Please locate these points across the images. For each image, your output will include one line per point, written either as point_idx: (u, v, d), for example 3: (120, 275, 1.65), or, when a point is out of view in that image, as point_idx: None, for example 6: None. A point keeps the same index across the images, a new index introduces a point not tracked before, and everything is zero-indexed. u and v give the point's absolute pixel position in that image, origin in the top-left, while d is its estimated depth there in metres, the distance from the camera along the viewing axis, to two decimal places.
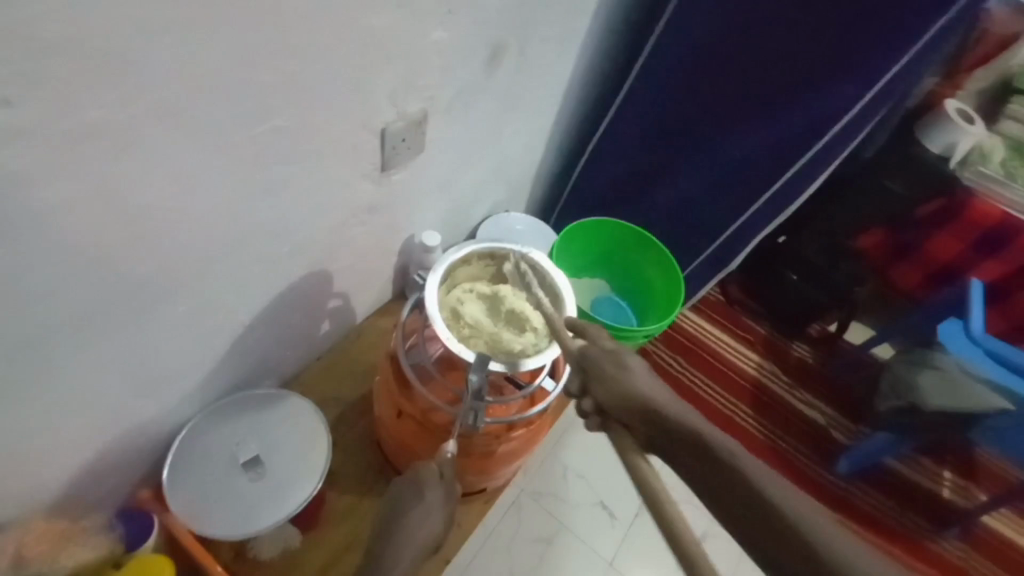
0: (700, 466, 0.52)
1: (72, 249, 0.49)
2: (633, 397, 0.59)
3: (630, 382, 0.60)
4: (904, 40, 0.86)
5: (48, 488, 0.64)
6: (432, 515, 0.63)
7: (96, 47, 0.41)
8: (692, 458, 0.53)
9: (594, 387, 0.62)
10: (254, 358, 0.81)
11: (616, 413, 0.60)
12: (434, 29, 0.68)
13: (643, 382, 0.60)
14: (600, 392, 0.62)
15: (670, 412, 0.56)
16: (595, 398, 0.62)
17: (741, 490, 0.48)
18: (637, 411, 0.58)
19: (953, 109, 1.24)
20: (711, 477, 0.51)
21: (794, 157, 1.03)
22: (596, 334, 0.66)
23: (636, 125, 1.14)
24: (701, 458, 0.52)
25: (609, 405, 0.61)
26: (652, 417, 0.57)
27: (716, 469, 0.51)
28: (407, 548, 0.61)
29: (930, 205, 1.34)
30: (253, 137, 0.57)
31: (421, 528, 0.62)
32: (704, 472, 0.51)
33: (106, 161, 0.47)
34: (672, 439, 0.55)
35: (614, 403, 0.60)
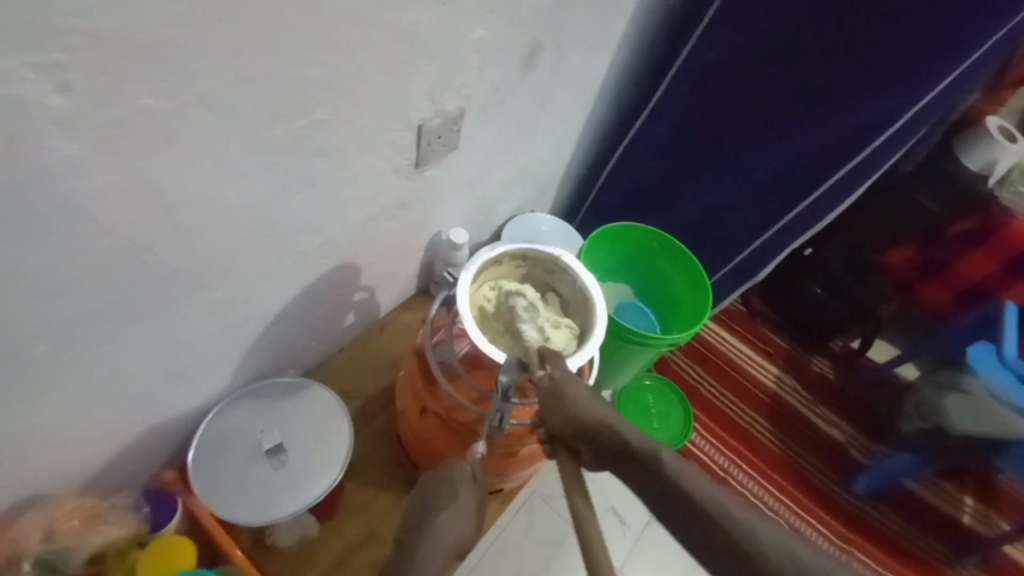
0: (662, 495, 0.52)
1: (116, 234, 0.50)
2: (584, 425, 0.57)
3: (578, 411, 0.57)
4: (954, 53, 0.84)
5: (77, 466, 0.65)
6: (463, 513, 0.62)
7: (153, 35, 0.41)
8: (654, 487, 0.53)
9: (544, 417, 0.59)
10: (280, 347, 0.82)
11: (565, 440, 0.58)
12: (476, 27, 0.68)
13: (593, 406, 0.57)
14: (549, 422, 0.59)
15: (627, 438, 0.55)
16: (549, 428, 0.59)
17: (705, 520, 0.49)
18: (594, 440, 0.57)
19: (995, 126, 1.21)
20: (673, 506, 0.51)
21: (831, 169, 1.01)
22: (549, 356, 0.63)
23: (668, 131, 1.13)
24: (663, 487, 0.52)
25: (563, 434, 0.58)
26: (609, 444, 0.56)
27: (678, 498, 0.51)
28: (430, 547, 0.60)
29: (963, 223, 1.31)
30: (294, 129, 0.57)
31: (452, 531, 0.61)
32: (669, 502, 0.51)
33: (155, 148, 0.47)
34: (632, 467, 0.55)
35: (568, 433, 0.57)
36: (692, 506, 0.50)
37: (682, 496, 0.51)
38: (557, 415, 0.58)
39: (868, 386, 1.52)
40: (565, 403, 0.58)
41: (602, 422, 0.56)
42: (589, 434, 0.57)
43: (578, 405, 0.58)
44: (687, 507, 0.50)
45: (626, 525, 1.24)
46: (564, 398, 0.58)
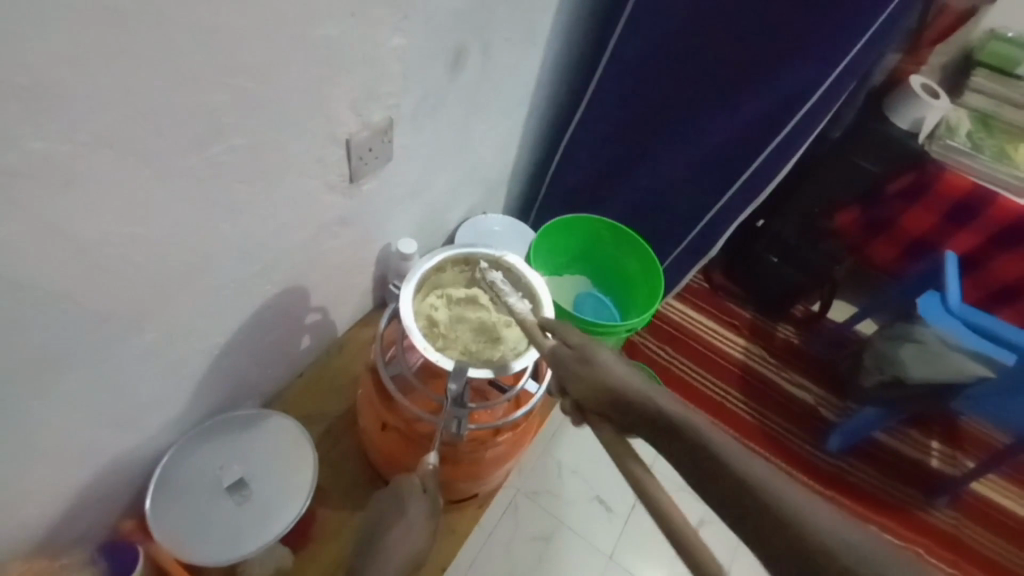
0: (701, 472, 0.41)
1: (29, 287, 0.48)
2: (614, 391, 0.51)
3: (600, 372, 0.53)
4: (864, 19, 0.86)
5: (23, 528, 0.63)
6: (416, 526, 0.64)
7: (33, 80, 0.40)
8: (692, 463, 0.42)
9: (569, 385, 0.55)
10: (233, 379, 0.80)
11: (591, 406, 0.53)
12: (391, 36, 0.67)
13: (616, 366, 0.53)
14: (573, 387, 0.54)
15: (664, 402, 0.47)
16: (573, 396, 0.54)
17: (737, 494, 0.39)
18: (618, 407, 0.50)
19: (919, 84, 1.24)
20: (705, 477, 0.41)
21: (764, 142, 1.04)
22: (568, 332, 0.59)
23: (606, 119, 1.14)
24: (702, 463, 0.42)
25: (587, 400, 0.53)
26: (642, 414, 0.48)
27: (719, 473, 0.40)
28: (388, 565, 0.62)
29: (900, 180, 1.36)
30: (209, 158, 0.56)
31: (402, 547, 0.64)
32: (709, 481, 0.41)
33: (55, 194, 0.46)
34: (665, 439, 0.45)
35: (588, 396, 0.53)
36: (731, 477, 0.39)
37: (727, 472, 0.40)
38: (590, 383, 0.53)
39: (831, 347, 1.57)
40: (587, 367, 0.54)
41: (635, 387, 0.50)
42: (614, 400, 0.50)
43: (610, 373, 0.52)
44: (733, 488, 0.39)
45: (612, 512, 1.26)
46: (588, 362, 0.54)
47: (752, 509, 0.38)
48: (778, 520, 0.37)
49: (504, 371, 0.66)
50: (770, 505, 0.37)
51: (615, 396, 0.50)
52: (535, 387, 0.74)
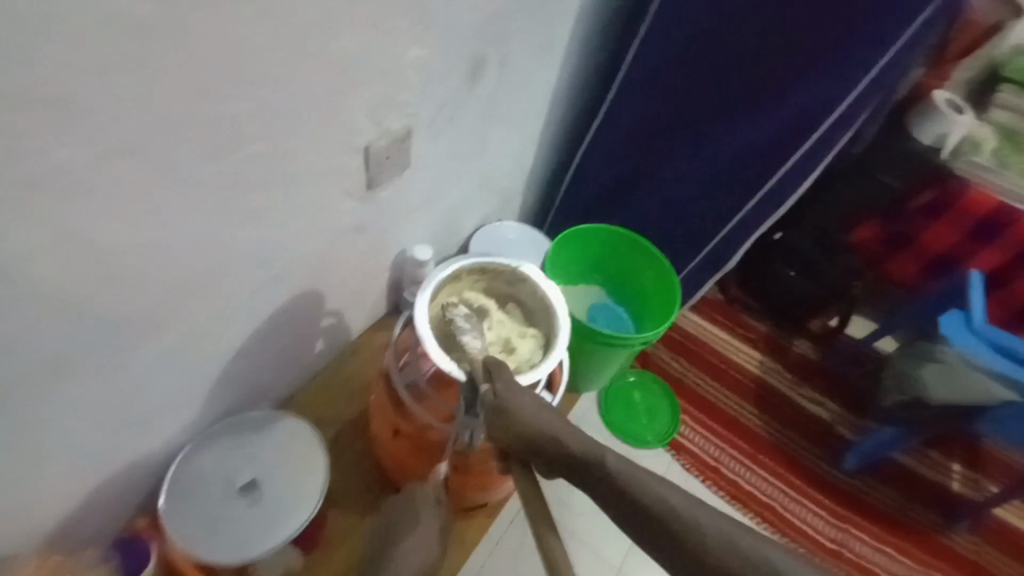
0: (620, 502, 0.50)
1: (53, 288, 0.49)
2: (535, 437, 0.54)
3: (516, 420, 0.55)
4: (887, 34, 0.85)
5: (40, 524, 0.64)
6: (426, 535, 0.65)
7: (63, 89, 0.41)
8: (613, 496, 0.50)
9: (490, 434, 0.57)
10: (246, 381, 0.81)
11: (514, 453, 0.56)
12: (411, 47, 0.68)
13: (536, 415, 0.55)
14: (494, 437, 0.56)
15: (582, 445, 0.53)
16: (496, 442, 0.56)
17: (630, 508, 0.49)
18: (545, 453, 0.55)
19: (942, 100, 1.23)
20: (607, 500, 0.51)
21: (782, 155, 1.03)
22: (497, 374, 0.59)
23: (623, 130, 1.14)
24: (619, 496, 0.50)
25: (512, 450, 0.56)
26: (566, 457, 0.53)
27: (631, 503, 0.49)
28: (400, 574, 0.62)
29: (922, 196, 1.34)
30: (231, 165, 0.57)
31: (414, 555, 0.64)
32: (622, 509, 0.50)
33: (78, 200, 0.47)
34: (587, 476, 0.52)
35: (511, 442, 0.55)
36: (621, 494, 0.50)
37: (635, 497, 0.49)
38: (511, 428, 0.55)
39: (850, 363, 1.53)
40: (506, 415, 0.55)
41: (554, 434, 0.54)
42: (539, 446, 0.54)
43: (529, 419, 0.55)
44: (635, 508, 0.49)
45: (622, 524, 1.24)
46: (505, 411, 0.56)
47: (658, 526, 0.48)
48: (672, 532, 0.47)
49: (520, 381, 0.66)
50: (679, 526, 0.47)
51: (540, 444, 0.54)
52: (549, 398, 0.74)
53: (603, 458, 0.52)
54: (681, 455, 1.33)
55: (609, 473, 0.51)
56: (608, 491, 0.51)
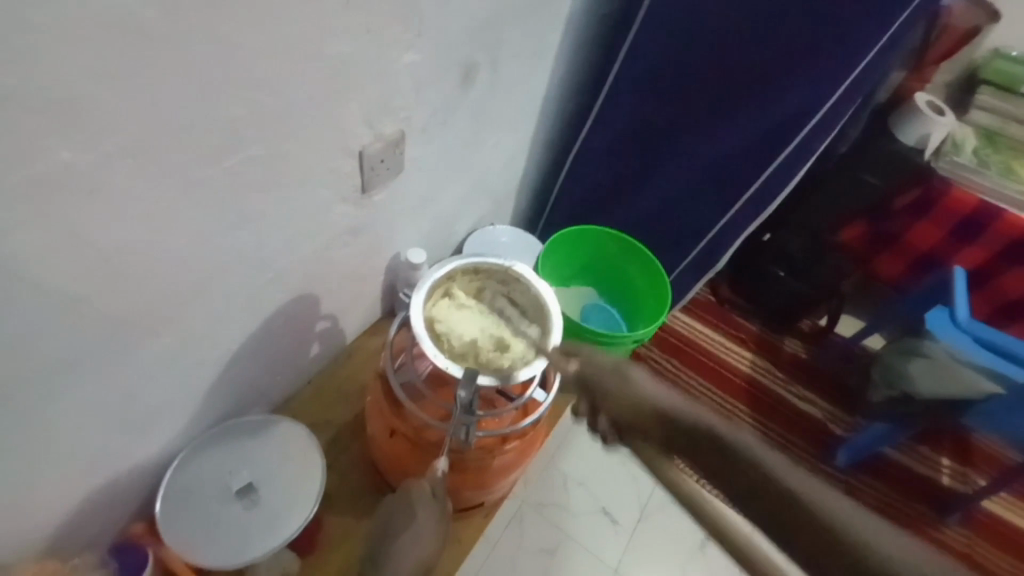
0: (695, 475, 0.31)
1: (50, 292, 0.49)
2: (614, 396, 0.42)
3: (636, 388, 0.40)
4: (866, 37, 0.88)
5: (34, 532, 0.64)
6: (424, 533, 0.65)
7: (62, 95, 0.42)
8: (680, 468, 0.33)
9: (600, 405, 0.42)
10: (243, 385, 0.81)
11: (636, 430, 0.38)
12: (404, 52, 0.69)
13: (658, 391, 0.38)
14: (613, 406, 0.40)
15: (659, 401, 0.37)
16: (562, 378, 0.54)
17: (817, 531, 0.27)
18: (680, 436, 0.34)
19: (924, 102, 1.25)
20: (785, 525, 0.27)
21: (769, 156, 1.05)
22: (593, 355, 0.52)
23: (613, 134, 1.16)
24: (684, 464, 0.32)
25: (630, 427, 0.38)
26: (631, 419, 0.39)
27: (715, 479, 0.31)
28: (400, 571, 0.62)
29: (907, 195, 1.36)
30: (228, 169, 0.58)
31: (412, 550, 0.64)
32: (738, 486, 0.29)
33: (79, 202, 0.47)
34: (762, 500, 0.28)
35: (569, 382, 0.52)
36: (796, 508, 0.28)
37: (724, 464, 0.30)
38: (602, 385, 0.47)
39: (840, 360, 1.56)
40: (627, 380, 0.42)
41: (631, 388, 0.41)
42: (673, 429, 0.34)
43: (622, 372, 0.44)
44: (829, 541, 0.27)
45: (618, 525, 1.25)
46: (626, 375, 0.43)
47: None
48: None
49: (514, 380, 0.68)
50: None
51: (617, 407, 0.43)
52: (543, 395, 0.75)
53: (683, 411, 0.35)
54: None
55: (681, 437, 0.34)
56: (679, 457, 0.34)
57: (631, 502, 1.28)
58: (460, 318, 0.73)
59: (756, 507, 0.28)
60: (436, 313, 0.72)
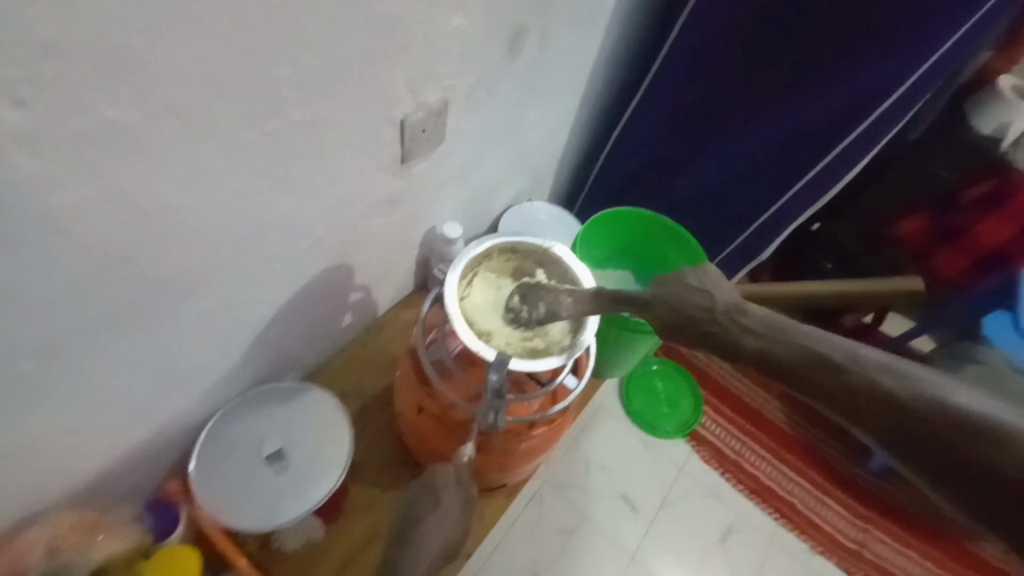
0: (894, 423, 0.37)
1: (87, 251, 0.49)
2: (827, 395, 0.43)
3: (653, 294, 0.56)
4: (962, 14, 0.79)
5: (75, 483, 0.66)
6: (448, 519, 0.65)
7: (103, 50, 0.40)
8: (890, 432, 0.37)
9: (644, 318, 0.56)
10: (275, 351, 0.81)
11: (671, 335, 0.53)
12: (453, 14, 0.65)
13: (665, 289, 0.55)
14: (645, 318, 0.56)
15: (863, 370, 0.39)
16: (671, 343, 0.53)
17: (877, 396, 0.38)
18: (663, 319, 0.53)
19: (1010, 86, 1.14)
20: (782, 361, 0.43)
21: (833, 141, 0.98)
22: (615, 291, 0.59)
23: (663, 110, 1.10)
24: (889, 424, 0.37)
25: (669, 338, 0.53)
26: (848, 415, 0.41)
27: (954, 448, 0.35)
28: (423, 555, 0.64)
29: (980, 185, 1.24)
30: (268, 134, 0.56)
31: (437, 536, 0.64)
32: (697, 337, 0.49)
33: (121, 162, 0.46)
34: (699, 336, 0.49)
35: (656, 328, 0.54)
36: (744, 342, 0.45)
37: (973, 436, 0.34)
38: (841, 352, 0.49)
39: None
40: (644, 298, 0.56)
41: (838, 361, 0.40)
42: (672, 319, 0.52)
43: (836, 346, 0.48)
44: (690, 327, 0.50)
45: (638, 512, 1.24)
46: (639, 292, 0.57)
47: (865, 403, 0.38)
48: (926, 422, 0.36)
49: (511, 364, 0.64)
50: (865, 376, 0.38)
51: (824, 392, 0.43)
52: (574, 384, 0.73)
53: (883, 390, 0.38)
54: (701, 446, 1.34)
55: (928, 415, 0.36)
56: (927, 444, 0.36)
57: (654, 491, 1.27)
58: (535, 286, 0.71)
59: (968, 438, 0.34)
60: (515, 296, 0.70)
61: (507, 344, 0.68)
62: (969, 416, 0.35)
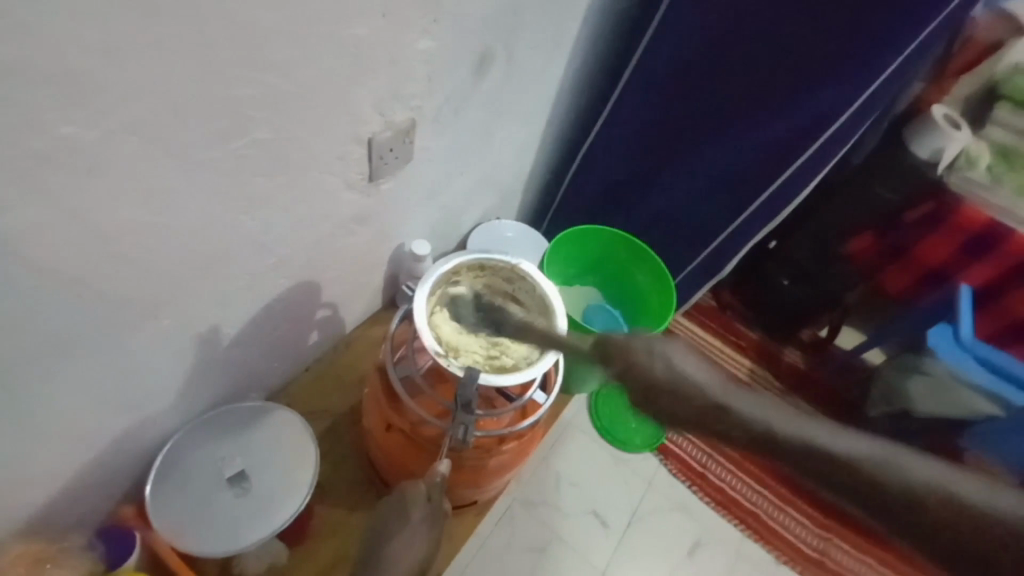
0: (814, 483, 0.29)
1: (45, 270, 0.48)
2: (817, 471, 0.29)
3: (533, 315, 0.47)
4: (892, 48, 0.86)
5: (22, 512, 0.63)
6: (419, 539, 0.64)
7: (65, 69, 0.40)
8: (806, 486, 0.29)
9: None
10: (238, 372, 0.80)
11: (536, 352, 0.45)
12: (419, 37, 0.67)
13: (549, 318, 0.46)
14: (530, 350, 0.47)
15: (874, 461, 0.28)
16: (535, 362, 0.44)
17: (775, 451, 0.29)
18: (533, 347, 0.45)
19: (941, 115, 1.22)
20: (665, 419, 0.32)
21: (782, 165, 1.04)
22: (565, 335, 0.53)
23: (625, 132, 1.14)
24: (820, 480, 0.29)
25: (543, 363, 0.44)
26: (886, 512, 0.27)
27: (877, 506, 0.28)
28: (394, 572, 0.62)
29: (919, 209, 1.35)
30: (235, 152, 0.56)
31: (407, 552, 0.63)
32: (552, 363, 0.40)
33: (82, 179, 0.46)
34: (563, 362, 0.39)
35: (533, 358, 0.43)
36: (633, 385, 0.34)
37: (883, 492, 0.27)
38: (929, 517, 0.27)
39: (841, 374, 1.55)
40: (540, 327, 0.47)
41: (827, 442, 0.29)
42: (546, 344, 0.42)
43: (935, 483, 0.27)
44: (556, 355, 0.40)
45: (608, 527, 1.25)
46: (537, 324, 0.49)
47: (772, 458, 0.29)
48: (833, 470, 0.28)
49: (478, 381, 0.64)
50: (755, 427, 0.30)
51: (987, 553, 0.26)
52: (543, 397, 0.73)
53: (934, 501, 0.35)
54: (668, 459, 1.36)
55: (835, 466, 0.28)
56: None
57: (623, 504, 1.28)
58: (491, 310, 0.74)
59: (874, 497, 0.28)
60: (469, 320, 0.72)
61: (470, 359, 0.69)
62: (879, 467, 0.28)
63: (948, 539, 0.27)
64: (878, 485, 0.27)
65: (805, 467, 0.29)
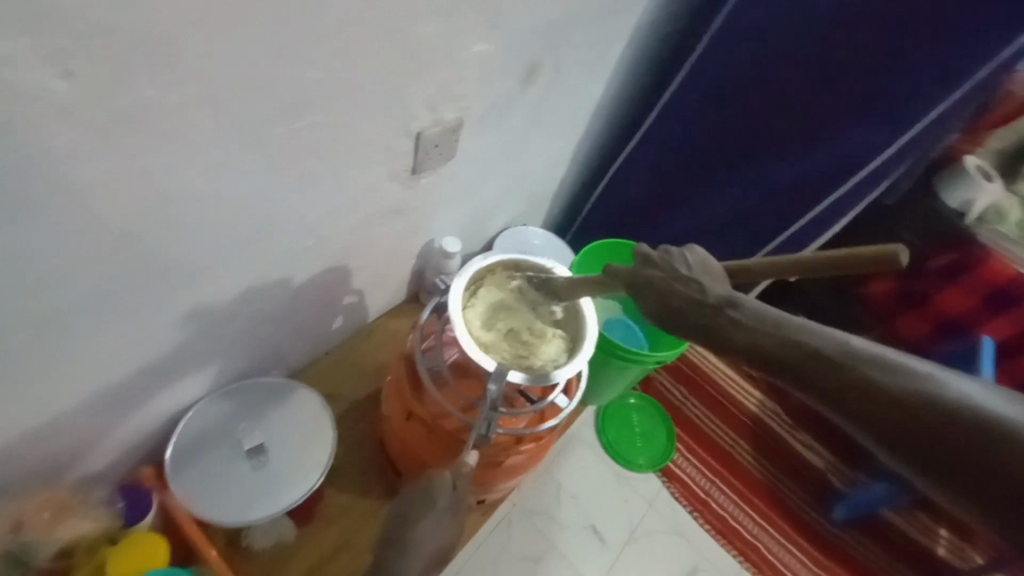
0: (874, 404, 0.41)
1: (106, 225, 0.50)
2: (877, 391, 0.41)
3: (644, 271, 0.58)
4: (936, 94, 0.86)
5: (48, 460, 0.64)
6: (438, 528, 0.64)
7: (154, 35, 0.42)
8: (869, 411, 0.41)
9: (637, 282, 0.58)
10: (264, 348, 0.82)
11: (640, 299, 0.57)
12: (477, 41, 0.69)
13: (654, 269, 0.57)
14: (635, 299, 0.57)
15: (920, 385, 0.41)
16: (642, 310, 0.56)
17: (850, 379, 0.42)
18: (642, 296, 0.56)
19: (974, 166, 1.22)
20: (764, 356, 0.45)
21: (814, 198, 1.05)
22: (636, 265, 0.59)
23: (658, 153, 1.15)
24: (880, 399, 0.41)
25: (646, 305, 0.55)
26: (913, 425, 0.40)
27: (918, 421, 0.40)
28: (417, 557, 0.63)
29: (942, 257, 1.32)
30: (293, 131, 0.58)
31: (431, 540, 0.64)
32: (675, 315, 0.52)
33: (154, 141, 0.48)
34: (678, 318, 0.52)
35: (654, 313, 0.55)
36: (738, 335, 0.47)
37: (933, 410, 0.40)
38: (936, 416, 0.40)
39: None
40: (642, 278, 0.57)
41: (886, 367, 0.42)
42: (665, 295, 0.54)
43: (931, 387, 0.41)
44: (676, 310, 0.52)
45: (605, 544, 1.24)
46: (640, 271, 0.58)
47: (845, 377, 0.42)
48: (886, 391, 0.41)
49: (508, 377, 0.65)
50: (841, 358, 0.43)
51: (986, 445, 0.38)
52: (564, 402, 0.74)
53: (915, 387, 0.41)
54: (672, 483, 1.34)
55: (894, 391, 0.41)
56: (973, 460, 0.39)
57: (622, 522, 1.27)
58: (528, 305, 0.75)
59: (910, 410, 0.40)
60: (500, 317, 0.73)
61: (502, 357, 0.70)
62: (924, 390, 0.41)
63: (941, 443, 0.39)
64: (915, 404, 0.40)
65: (873, 389, 0.41)
